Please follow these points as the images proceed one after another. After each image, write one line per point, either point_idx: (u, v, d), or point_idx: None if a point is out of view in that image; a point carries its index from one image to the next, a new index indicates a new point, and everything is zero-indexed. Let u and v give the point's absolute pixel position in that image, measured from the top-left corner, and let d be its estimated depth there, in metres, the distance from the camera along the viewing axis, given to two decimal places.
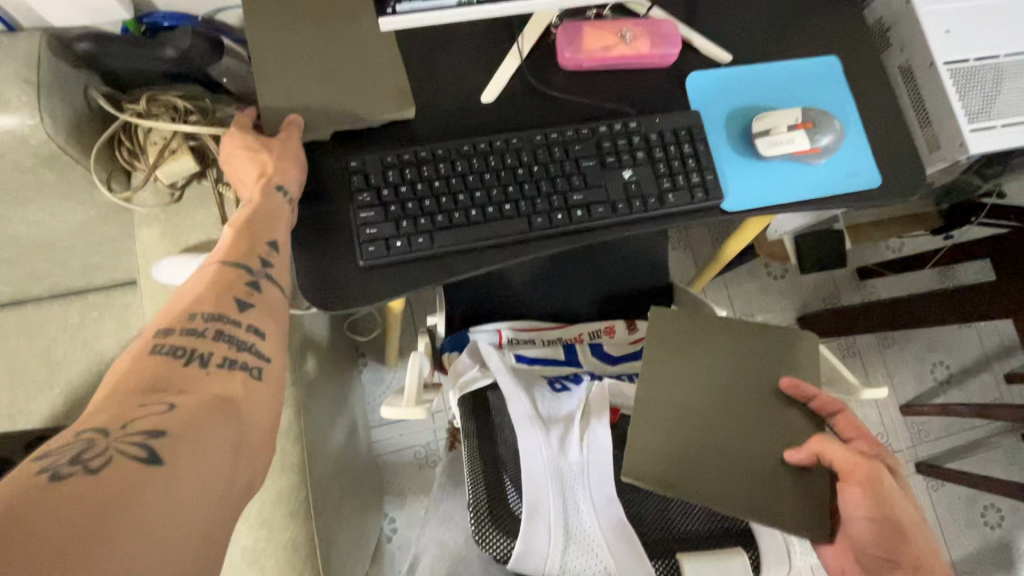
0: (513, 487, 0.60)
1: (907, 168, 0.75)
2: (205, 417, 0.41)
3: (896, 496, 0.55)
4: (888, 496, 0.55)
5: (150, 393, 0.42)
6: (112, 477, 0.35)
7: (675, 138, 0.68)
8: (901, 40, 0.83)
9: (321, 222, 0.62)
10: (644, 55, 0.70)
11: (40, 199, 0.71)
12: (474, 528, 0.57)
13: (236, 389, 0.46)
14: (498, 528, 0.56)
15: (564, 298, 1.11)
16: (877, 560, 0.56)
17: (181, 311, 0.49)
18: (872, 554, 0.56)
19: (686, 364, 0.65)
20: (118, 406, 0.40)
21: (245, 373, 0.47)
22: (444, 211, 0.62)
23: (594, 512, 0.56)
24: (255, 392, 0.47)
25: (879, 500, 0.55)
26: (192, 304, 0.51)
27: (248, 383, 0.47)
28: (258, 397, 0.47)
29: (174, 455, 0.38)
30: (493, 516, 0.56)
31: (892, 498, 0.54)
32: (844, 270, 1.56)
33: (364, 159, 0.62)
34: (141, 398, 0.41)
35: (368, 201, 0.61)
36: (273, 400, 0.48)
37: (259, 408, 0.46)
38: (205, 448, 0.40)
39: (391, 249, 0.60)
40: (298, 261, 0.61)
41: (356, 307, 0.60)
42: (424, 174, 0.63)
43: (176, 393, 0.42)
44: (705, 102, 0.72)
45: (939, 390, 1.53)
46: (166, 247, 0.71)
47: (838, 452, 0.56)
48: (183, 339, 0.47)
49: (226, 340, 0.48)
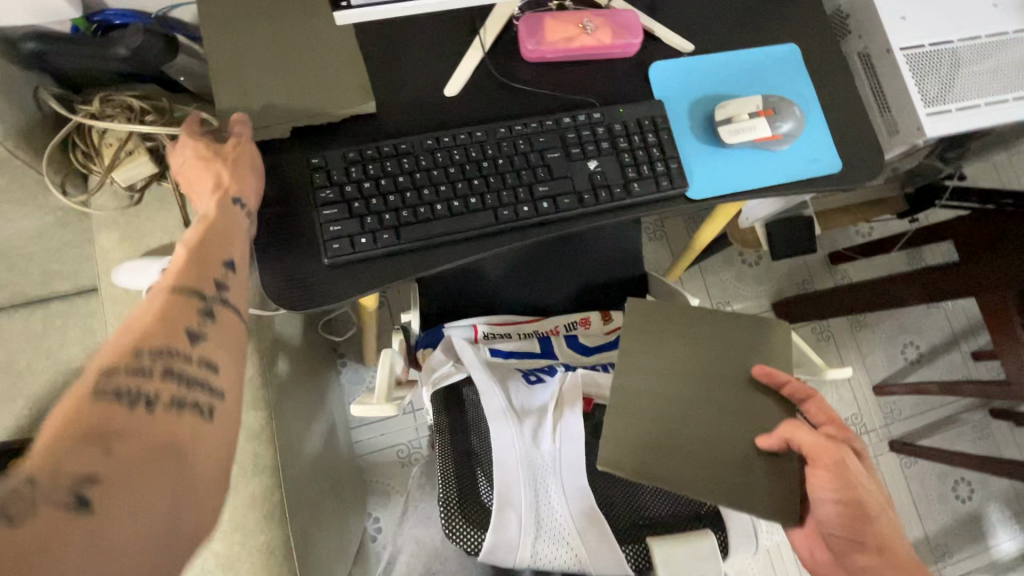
0: (486, 481, 0.61)
1: (867, 152, 0.76)
2: (151, 464, 0.38)
3: (859, 477, 0.58)
4: (853, 478, 0.57)
5: (84, 447, 0.36)
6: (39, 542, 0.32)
7: (639, 128, 0.69)
8: (858, 28, 0.85)
9: (285, 220, 0.61)
10: (606, 45, 0.70)
11: None
12: (446, 524, 0.58)
13: (186, 433, 0.41)
14: (470, 522, 0.58)
15: (540, 291, 1.11)
16: (842, 539, 0.60)
17: (124, 349, 0.42)
18: (835, 533, 0.58)
19: (661, 354, 0.64)
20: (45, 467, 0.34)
21: (197, 413, 0.42)
22: (409, 207, 0.62)
23: (565, 502, 0.57)
24: (207, 434, 0.42)
25: (848, 487, 0.57)
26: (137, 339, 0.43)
27: (198, 425, 0.42)
28: (210, 437, 0.42)
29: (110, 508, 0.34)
30: (464, 512, 0.58)
31: (856, 480, 0.57)
32: (816, 255, 1.59)
33: (325, 155, 0.61)
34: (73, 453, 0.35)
35: (332, 198, 0.60)
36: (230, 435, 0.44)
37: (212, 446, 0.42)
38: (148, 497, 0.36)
39: (356, 246, 0.60)
40: (262, 260, 0.60)
41: (323, 305, 0.60)
42: (388, 170, 0.62)
43: (116, 441, 0.37)
44: (668, 91, 0.73)
45: (910, 369, 1.58)
46: (127, 251, 0.69)
47: (808, 436, 0.57)
48: (128, 379, 0.40)
49: (176, 380, 0.42)
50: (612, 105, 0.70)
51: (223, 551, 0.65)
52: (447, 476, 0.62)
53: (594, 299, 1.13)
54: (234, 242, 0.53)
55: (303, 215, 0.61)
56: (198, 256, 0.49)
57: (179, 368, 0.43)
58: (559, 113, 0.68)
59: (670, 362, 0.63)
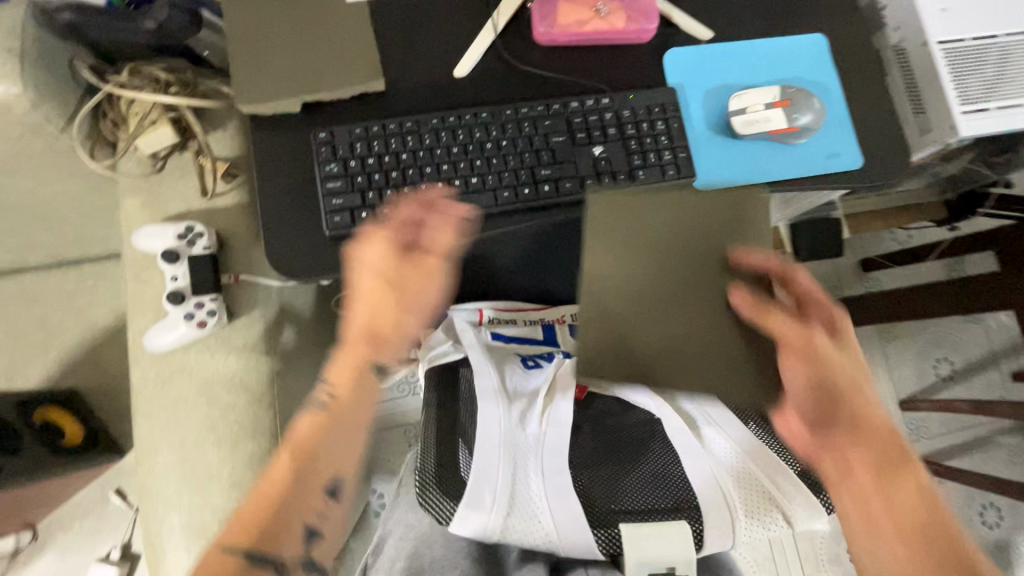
0: (466, 453, 0.61)
1: (892, 150, 0.73)
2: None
3: (832, 359, 0.54)
4: (818, 359, 0.55)
5: None
6: None
7: (649, 115, 0.68)
8: (896, 19, 0.80)
9: (291, 192, 0.63)
10: (619, 29, 0.70)
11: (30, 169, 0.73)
12: (421, 493, 0.58)
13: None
14: (444, 493, 0.58)
15: (551, 280, 1.11)
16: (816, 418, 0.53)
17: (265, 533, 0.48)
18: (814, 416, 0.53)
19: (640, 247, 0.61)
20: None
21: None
22: (410, 184, 0.63)
23: (542, 480, 0.57)
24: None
25: (819, 381, 0.54)
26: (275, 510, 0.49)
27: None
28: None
29: None
30: (440, 482, 0.58)
31: (828, 361, 0.54)
32: (847, 261, 1.53)
33: (333, 130, 0.63)
34: None
35: (336, 172, 0.62)
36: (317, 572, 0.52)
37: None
38: None
39: (357, 220, 0.61)
40: (266, 230, 0.62)
41: (322, 276, 0.62)
42: (392, 147, 0.63)
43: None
44: (682, 79, 0.71)
45: (941, 386, 1.50)
46: (148, 217, 0.73)
47: (772, 318, 0.57)
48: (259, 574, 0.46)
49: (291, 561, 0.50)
50: (622, 91, 0.69)
51: (220, 507, 0.68)
52: (431, 452, 0.63)
53: None
54: (359, 429, 0.55)
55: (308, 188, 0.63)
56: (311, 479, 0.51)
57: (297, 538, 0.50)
58: (567, 98, 0.67)
59: (635, 245, 0.62)
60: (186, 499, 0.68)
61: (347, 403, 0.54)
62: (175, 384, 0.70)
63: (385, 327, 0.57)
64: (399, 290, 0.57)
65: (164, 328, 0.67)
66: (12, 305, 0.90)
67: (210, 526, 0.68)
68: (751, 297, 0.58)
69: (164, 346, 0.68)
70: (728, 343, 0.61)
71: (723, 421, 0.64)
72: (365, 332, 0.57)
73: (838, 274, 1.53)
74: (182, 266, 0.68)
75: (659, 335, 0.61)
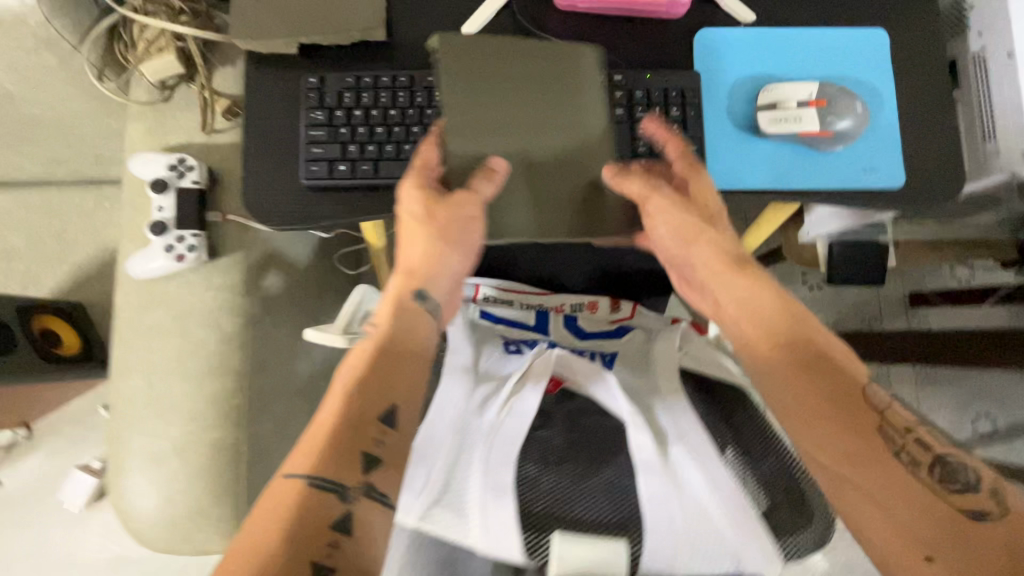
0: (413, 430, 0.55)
1: (936, 176, 0.65)
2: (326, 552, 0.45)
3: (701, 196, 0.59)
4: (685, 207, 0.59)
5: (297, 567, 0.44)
6: None
7: (664, 100, 0.62)
8: (981, 23, 0.68)
9: (274, 135, 0.61)
10: (647, 2, 0.63)
11: (47, 83, 0.75)
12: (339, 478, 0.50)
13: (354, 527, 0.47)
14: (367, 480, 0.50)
15: (558, 264, 1.06)
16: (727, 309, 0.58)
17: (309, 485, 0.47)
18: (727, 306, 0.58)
19: (478, 109, 0.58)
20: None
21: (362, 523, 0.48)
22: (394, 141, 0.60)
23: (483, 474, 0.50)
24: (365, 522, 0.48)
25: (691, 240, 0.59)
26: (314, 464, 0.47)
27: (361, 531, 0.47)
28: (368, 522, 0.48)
29: None
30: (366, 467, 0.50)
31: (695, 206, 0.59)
32: (894, 289, 1.39)
33: (324, 77, 0.60)
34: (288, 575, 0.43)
35: (320, 120, 0.59)
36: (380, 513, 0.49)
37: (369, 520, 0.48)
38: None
39: (335, 172, 0.59)
40: (245, 170, 0.61)
41: (294, 226, 0.60)
42: (382, 100, 0.60)
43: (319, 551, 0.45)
44: (709, 65, 0.65)
45: (978, 443, 1.36)
46: (149, 144, 0.73)
47: (631, 188, 0.59)
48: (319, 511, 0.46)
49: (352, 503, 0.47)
50: (640, 70, 0.63)
51: (178, 436, 0.70)
52: None
53: (614, 286, 1.06)
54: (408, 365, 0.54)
55: (293, 134, 0.61)
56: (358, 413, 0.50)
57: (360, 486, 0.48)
58: (578, 70, 0.62)
59: (477, 109, 0.58)
60: (149, 424, 0.70)
61: (391, 332, 0.56)
62: (151, 312, 0.71)
63: (412, 266, 0.59)
64: (433, 225, 0.57)
65: (145, 256, 0.68)
66: (36, 215, 0.95)
67: (167, 453, 0.70)
68: (614, 165, 0.59)
69: (145, 275, 0.69)
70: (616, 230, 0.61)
71: (698, 446, 0.57)
72: (399, 272, 0.60)
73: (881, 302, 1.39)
74: (169, 197, 0.69)
75: (547, 138, 0.59)
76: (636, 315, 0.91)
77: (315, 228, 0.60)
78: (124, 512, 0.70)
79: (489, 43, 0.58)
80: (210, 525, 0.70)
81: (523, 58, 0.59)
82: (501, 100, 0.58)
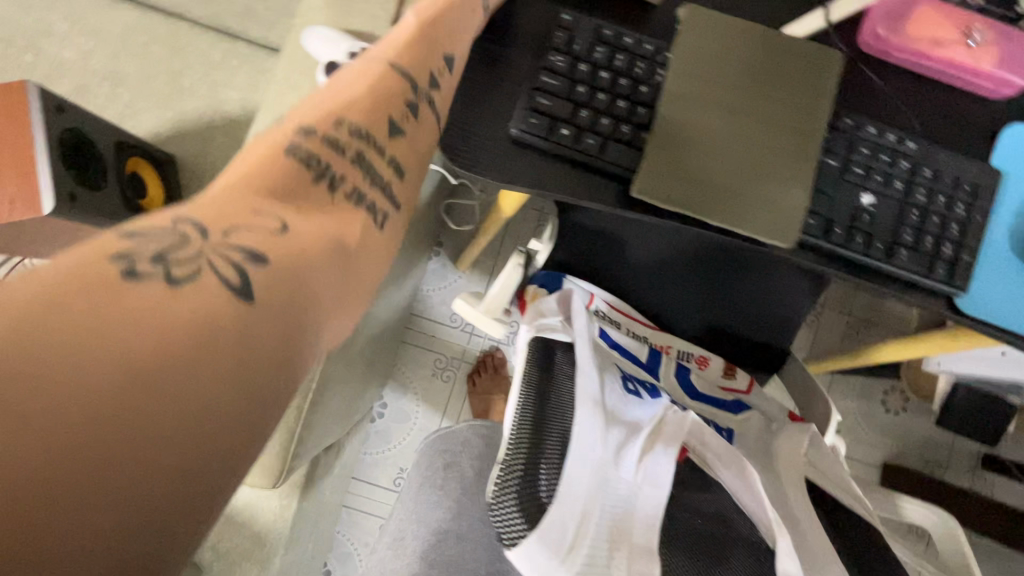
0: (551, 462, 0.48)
1: None
2: (315, 263, 0.34)
3: None
4: None
5: (260, 233, 0.33)
6: (259, 283, 0.31)
7: (951, 191, 0.51)
8: None
9: (503, 70, 0.53)
10: (977, 74, 0.51)
11: None
12: None
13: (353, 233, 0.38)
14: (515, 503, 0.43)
15: (669, 300, 0.95)
16: None
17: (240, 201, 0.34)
18: None
19: (717, 92, 0.49)
20: (245, 236, 0.32)
21: (371, 216, 0.40)
22: (630, 120, 0.50)
23: (626, 554, 0.42)
24: (370, 243, 0.39)
25: None
26: (240, 178, 0.36)
27: (368, 230, 0.39)
28: (370, 249, 0.39)
29: (272, 288, 0.32)
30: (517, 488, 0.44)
31: None
32: (969, 447, 1.36)
33: (580, 17, 0.50)
34: (247, 237, 0.33)
35: (559, 68, 0.49)
36: (383, 259, 0.41)
37: (369, 261, 0.39)
38: (308, 281, 0.34)
39: (552, 129, 0.49)
40: (466, 93, 0.52)
41: (478, 177, 0.50)
42: (645, 80, 0.50)
43: (295, 211, 0.36)
44: (1013, 170, 0.52)
45: None
46: (325, 17, 0.63)
47: None
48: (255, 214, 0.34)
49: (368, 168, 0.40)
50: (933, 145, 0.51)
51: None
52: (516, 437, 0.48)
53: (722, 346, 0.96)
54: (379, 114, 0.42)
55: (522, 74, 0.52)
56: (373, 79, 0.44)
57: (364, 189, 0.40)
58: (865, 118, 0.51)
59: (720, 92, 0.49)
60: None
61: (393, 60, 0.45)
62: None
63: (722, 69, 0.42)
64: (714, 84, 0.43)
65: None
66: (157, 49, 0.87)
67: None
68: None
69: None
70: (841, 230, 0.50)
71: None
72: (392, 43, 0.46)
73: (952, 454, 1.36)
74: None
75: (776, 128, 0.49)
76: (753, 392, 0.80)
77: (500, 184, 0.50)
78: None
79: (747, 24, 0.50)
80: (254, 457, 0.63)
81: (770, 49, 0.50)
82: (740, 82, 0.49)
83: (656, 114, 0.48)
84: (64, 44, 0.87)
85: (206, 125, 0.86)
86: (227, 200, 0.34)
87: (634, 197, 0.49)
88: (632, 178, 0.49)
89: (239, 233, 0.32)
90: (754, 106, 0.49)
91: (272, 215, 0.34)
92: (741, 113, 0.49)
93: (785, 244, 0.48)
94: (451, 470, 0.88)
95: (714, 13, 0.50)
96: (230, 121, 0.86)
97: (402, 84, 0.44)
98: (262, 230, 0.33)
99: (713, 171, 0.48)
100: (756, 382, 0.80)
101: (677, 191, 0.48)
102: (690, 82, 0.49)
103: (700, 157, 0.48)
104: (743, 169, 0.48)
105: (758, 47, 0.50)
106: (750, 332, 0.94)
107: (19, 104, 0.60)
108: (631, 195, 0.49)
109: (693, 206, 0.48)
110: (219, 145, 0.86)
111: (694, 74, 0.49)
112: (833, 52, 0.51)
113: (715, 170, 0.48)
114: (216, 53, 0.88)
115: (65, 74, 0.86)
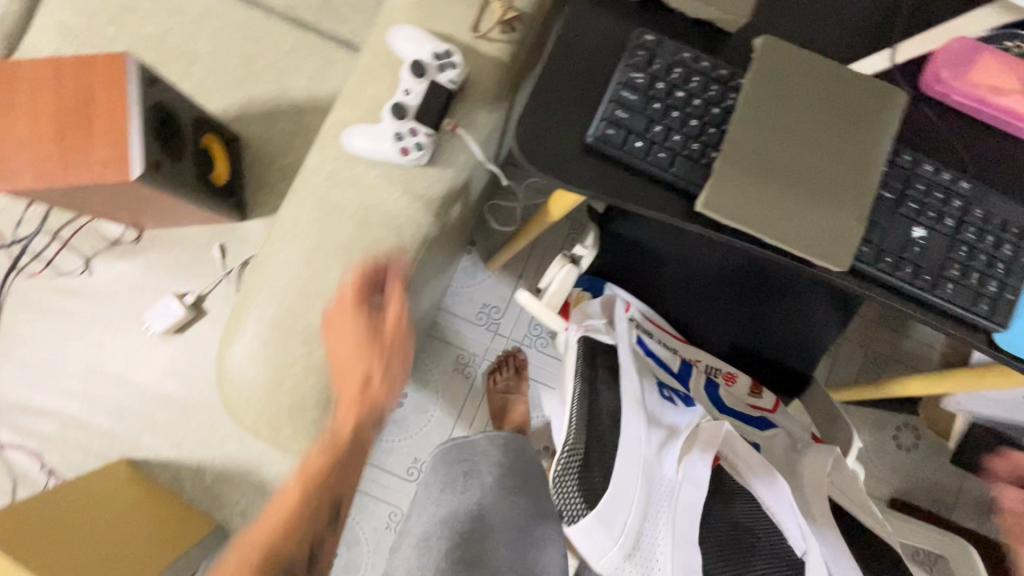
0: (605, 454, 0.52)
1: None
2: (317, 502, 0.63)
3: None
4: None
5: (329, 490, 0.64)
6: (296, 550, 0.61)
7: (999, 232, 0.53)
8: None
9: (581, 81, 0.55)
10: None
11: None
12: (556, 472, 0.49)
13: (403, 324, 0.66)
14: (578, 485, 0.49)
15: (699, 316, 0.97)
16: None
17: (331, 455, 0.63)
18: None
19: (784, 119, 0.52)
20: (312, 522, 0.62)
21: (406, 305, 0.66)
22: (700, 139, 0.53)
23: (671, 543, 0.45)
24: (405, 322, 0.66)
25: None
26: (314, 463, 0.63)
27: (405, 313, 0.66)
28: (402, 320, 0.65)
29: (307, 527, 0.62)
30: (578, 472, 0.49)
31: None
32: (977, 491, 1.37)
33: (660, 39, 0.54)
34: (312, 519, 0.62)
35: (637, 84, 0.53)
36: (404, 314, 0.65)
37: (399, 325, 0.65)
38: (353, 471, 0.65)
39: (626, 140, 0.52)
40: (544, 99, 0.55)
41: (551, 179, 0.54)
42: (717, 103, 0.53)
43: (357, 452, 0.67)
44: None
45: None
46: (409, 16, 0.66)
47: None
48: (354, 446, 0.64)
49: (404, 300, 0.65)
50: (985, 187, 0.54)
51: (316, 324, 0.64)
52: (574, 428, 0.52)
53: (748, 365, 0.98)
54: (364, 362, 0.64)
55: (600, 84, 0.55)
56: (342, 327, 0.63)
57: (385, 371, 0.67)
58: (922, 156, 0.54)
59: (787, 120, 0.52)
60: (286, 288, 0.64)
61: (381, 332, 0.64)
62: (346, 191, 0.65)
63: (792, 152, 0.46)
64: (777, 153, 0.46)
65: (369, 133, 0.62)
66: (232, 31, 0.91)
67: (283, 333, 0.64)
68: None
69: (359, 152, 0.64)
70: (892, 259, 0.52)
71: None
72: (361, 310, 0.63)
73: (959, 495, 1.36)
74: (422, 85, 0.61)
75: (837, 158, 0.52)
76: (778, 411, 0.83)
77: (572, 188, 0.53)
78: (222, 364, 0.66)
79: (818, 58, 0.53)
80: (302, 428, 0.66)
81: (837, 83, 0.53)
82: (807, 111, 0.52)
83: (727, 135, 0.51)
84: (145, 20, 0.91)
85: (272, 108, 0.90)
86: (311, 500, 0.62)
87: (697, 211, 0.52)
88: (698, 194, 0.52)
89: (307, 498, 0.62)
90: (819, 135, 0.52)
91: (320, 472, 0.63)
92: (807, 140, 0.52)
93: (837, 267, 0.51)
94: (471, 477, 0.86)
95: (787, 44, 0.53)
96: (296, 107, 0.90)
97: (365, 308, 0.63)
98: (315, 520, 0.63)
99: (775, 193, 0.51)
100: (783, 402, 0.83)
101: (740, 210, 0.51)
102: (760, 107, 0.52)
103: (763, 180, 0.51)
104: (803, 194, 0.51)
105: (826, 80, 0.53)
106: (776, 353, 0.96)
107: (118, 77, 0.63)
108: (696, 210, 0.52)
109: (753, 225, 0.51)
110: (283, 129, 0.90)
111: (765, 100, 0.52)
112: (896, 90, 0.54)
113: (777, 193, 0.51)
114: (287, 40, 0.91)
115: (142, 48, 0.90)
